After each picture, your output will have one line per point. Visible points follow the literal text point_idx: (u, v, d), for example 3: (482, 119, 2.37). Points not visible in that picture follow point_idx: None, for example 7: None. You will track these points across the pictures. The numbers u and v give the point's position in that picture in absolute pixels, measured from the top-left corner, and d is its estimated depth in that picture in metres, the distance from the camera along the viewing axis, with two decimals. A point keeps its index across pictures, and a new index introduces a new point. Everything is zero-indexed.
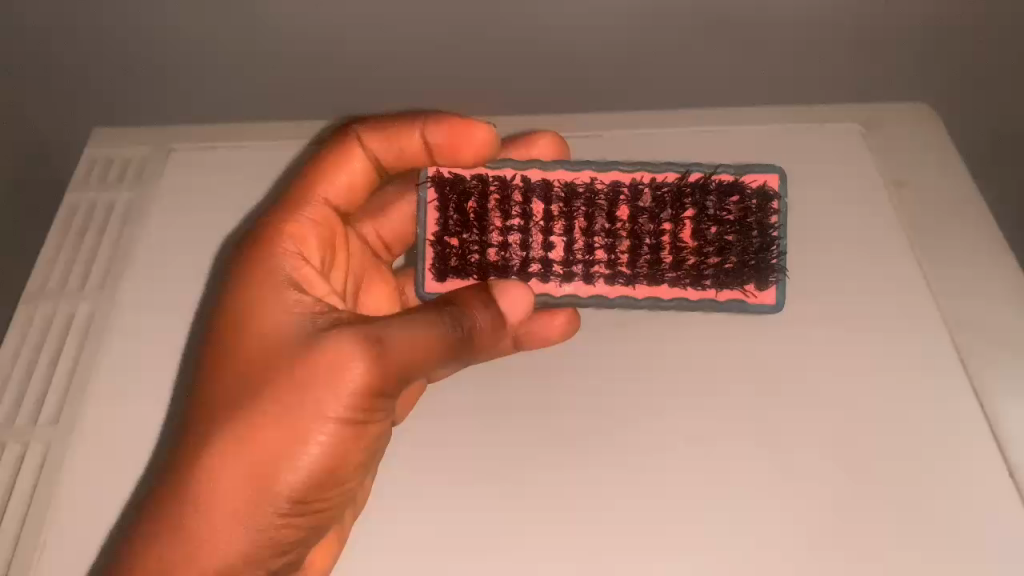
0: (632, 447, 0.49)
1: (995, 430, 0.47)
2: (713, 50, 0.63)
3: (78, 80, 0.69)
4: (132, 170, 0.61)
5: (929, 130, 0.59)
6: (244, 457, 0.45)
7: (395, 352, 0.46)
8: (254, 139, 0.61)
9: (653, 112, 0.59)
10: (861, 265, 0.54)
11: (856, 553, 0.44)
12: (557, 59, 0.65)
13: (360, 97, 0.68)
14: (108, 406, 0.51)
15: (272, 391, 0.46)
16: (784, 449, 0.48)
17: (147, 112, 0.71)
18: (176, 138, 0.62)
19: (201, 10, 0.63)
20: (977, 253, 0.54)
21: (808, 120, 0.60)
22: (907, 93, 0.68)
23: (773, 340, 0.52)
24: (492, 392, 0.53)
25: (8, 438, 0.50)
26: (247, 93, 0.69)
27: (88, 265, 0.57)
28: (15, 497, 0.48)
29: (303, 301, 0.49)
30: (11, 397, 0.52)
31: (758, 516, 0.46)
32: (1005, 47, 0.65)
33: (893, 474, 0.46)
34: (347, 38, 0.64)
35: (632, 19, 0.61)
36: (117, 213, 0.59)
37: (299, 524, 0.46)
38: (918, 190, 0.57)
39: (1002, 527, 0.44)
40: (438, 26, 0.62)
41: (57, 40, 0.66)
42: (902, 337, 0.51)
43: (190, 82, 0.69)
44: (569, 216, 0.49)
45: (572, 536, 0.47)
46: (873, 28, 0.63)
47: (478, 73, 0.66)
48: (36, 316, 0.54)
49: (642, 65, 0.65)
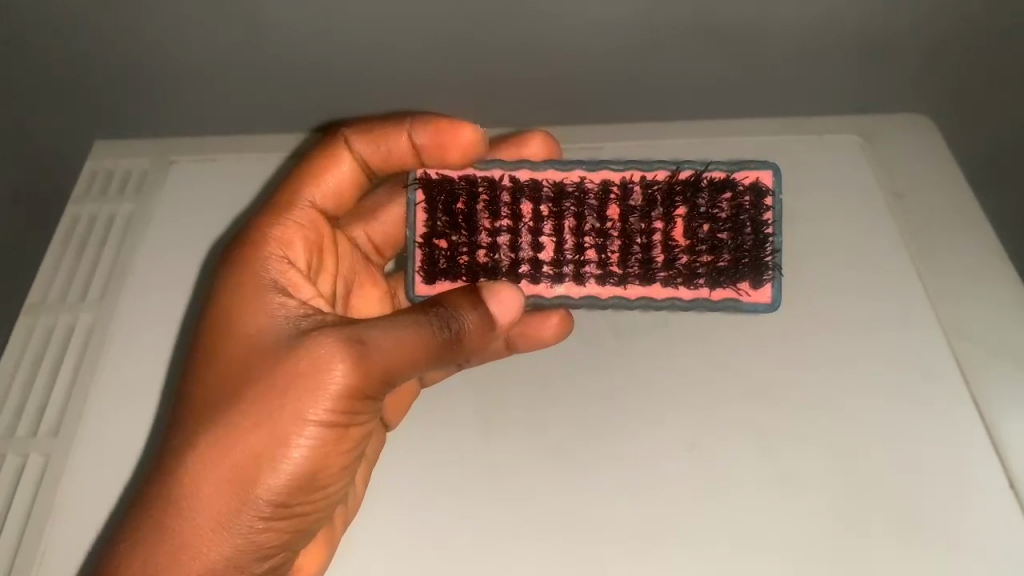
0: (637, 459, 0.52)
1: (996, 438, 0.52)
2: (652, 88, 0.73)
3: (110, 98, 0.76)
4: (133, 181, 0.69)
5: (876, 160, 0.65)
6: (226, 459, 0.42)
7: (377, 354, 0.43)
8: (227, 168, 0.69)
9: (654, 126, 0.67)
10: (849, 273, 0.60)
11: (862, 550, 0.48)
12: (555, 77, 0.72)
13: (397, 85, 0.73)
14: (107, 416, 0.57)
15: (250, 392, 0.43)
16: (766, 432, 0.53)
17: (194, 117, 0.77)
18: (173, 152, 0.70)
19: (178, 23, 0.69)
20: (953, 271, 0.59)
21: (770, 147, 0.66)
22: (842, 106, 0.74)
23: (764, 336, 0.57)
24: (488, 391, 0.56)
25: (11, 449, 0.56)
26: (313, 106, 0.75)
27: (87, 278, 0.64)
28: (13, 511, 0.54)
29: (288, 305, 0.46)
30: (11, 408, 0.58)
31: (746, 506, 0.50)
32: (949, 68, 0.71)
33: (892, 471, 0.51)
34: (378, 25, 0.68)
35: (588, 48, 0.70)
36: (119, 224, 0.66)
37: (280, 529, 0.43)
38: (915, 203, 0.63)
39: (1002, 529, 0.48)
40: (421, 22, 0.68)
41: (67, 63, 0.73)
42: (850, 344, 0.56)
43: (245, 100, 0.75)
44: (559, 217, 0.48)
45: (567, 548, 0.49)
46: (786, 81, 0.72)
47: (485, 86, 0.73)
48: (38, 325, 0.61)
49: (631, 94, 0.74)
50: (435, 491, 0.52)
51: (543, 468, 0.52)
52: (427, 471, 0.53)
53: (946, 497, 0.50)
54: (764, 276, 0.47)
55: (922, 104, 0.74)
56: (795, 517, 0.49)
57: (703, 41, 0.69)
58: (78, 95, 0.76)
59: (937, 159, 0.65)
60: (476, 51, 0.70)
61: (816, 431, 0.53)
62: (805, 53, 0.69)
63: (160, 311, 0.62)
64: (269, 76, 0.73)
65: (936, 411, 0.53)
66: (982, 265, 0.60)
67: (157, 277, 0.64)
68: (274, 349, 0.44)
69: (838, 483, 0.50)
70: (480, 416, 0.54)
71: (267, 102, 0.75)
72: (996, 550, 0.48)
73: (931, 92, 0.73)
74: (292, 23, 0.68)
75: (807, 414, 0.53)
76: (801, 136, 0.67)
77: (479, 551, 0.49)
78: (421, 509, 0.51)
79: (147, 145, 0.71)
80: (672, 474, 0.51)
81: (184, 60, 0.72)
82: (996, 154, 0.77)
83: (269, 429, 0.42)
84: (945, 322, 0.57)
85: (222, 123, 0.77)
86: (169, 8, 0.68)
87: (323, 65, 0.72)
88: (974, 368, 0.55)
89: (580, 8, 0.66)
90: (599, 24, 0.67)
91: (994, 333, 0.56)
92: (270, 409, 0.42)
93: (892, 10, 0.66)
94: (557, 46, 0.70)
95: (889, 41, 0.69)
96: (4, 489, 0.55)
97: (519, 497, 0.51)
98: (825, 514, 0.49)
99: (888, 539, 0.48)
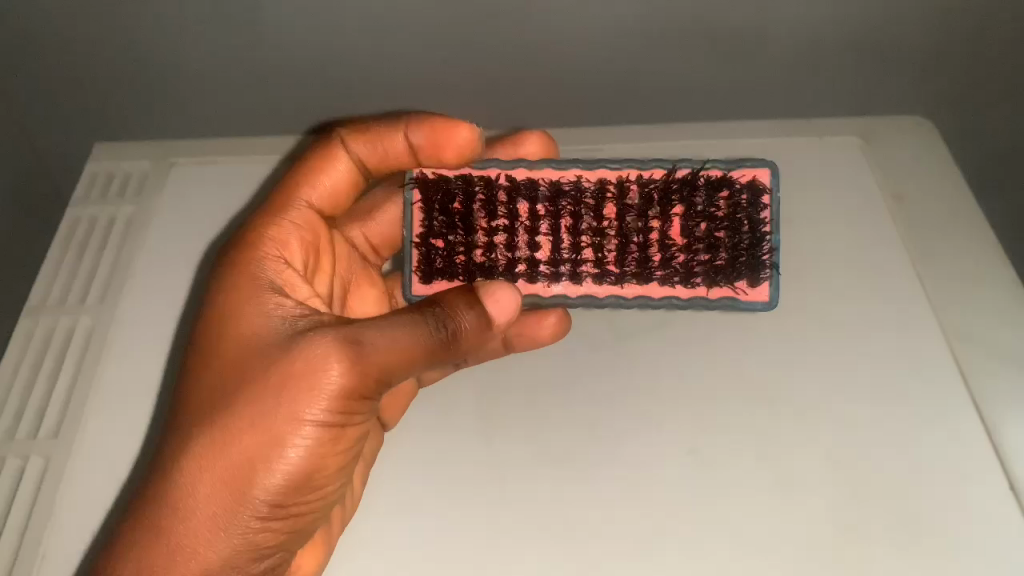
0: (636, 461, 0.52)
1: (996, 441, 0.52)
2: (651, 91, 0.73)
3: (111, 102, 0.76)
4: (133, 184, 0.69)
5: (874, 160, 0.66)
6: (222, 459, 0.42)
7: (374, 354, 0.42)
8: (226, 173, 0.69)
9: (652, 129, 0.67)
10: (849, 277, 0.60)
11: (863, 551, 0.48)
12: (554, 80, 0.72)
13: (395, 91, 0.73)
14: (107, 418, 0.57)
15: (246, 391, 0.42)
16: (767, 432, 0.53)
17: (194, 121, 0.77)
18: (174, 154, 0.70)
19: (178, 27, 0.69)
20: (952, 274, 0.59)
21: (769, 149, 0.66)
22: (840, 109, 0.74)
23: (763, 337, 0.57)
24: (487, 392, 0.56)
25: (11, 451, 0.56)
26: (312, 111, 0.75)
27: (87, 281, 0.64)
28: (13, 513, 0.53)
29: (284, 305, 0.46)
30: (11, 411, 0.58)
31: (746, 508, 0.50)
32: (947, 71, 0.71)
33: (892, 473, 0.51)
34: (376, 30, 0.68)
35: (587, 51, 0.70)
36: (119, 227, 0.66)
37: (277, 529, 0.43)
38: (913, 205, 0.63)
39: (1002, 532, 0.48)
40: (420, 27, 0.68)
41: (67, 66, 0.73)
42: (849, 345, 0.56)
43: (244, 105, 0.75)
44: (556, 216, 0.48)
45: (566, 551, 0.48)
46: (785, 84, 0.72)
47: (483, 89, 0.73)
48: (38, 327, 0.61)
49: (630, 97, 0.74)
50: (435, 494, 0.52)
51: (542, 470, 0.52)
52: (427, 471, 0.53)
53: (944, 496, 0.50)
54: (760, 275, 0.47)
55: (924, 106, 0.74)
56: (796, 517, 0.49)
57: (702, 43, 0.69)
58: (78, 99, 0.76)
59: (935, 162, 0.65)
60: (475, 56, 0.70)
61: (816, 430, 0.53)
62: (804, 56, 0.70)
63: (160, 313, 0.62)
64: (269, 79, 0.73)
65: (935, 414, 0.53)
66: (980, 266, 0.60)
67: (157, 280, 0.64)
68: (270, 349, 0.44)
69: (838, 483, 0.50)
70: (480, 416, 0.55)
71: (267, 107, 0.75)
72: (997, 552, 0.48)
73: (929, 95, 0.73)
74: (291, 28, 0.68)
75: (807, 416, 0.53)
76: (800, 138, 0.67)
77: (479, 554, 0.49)
78: (422, 510, 0.51)
79: (147, 148, 0.71)
80: (672, 476, 0.51)
81: (185, 63, 0.72)
82: (998, 156, 0.77)
83: (265, 429, 0.42)
84: (945, 326, 0.57)
85: (222, 127, 0.77)
86: (169, 10, 0.68)
87: (322, 70, 0.72)
88: (973, 371, 0.55)
89: (579, 12, 0.66)
90: (598, 26, 0.68)
91: (993, 336, 0.56)
92: (267, 409, 0.42)
93: (891, 11, 0.66)
94: (556, 49, 0.70)
95: (888, 45, 0.69)
96: (4, 491, 0.54)
97: (518, 499, 0.51)
98: (826, 514, 0.49)
99: (888, 540, 0.48)
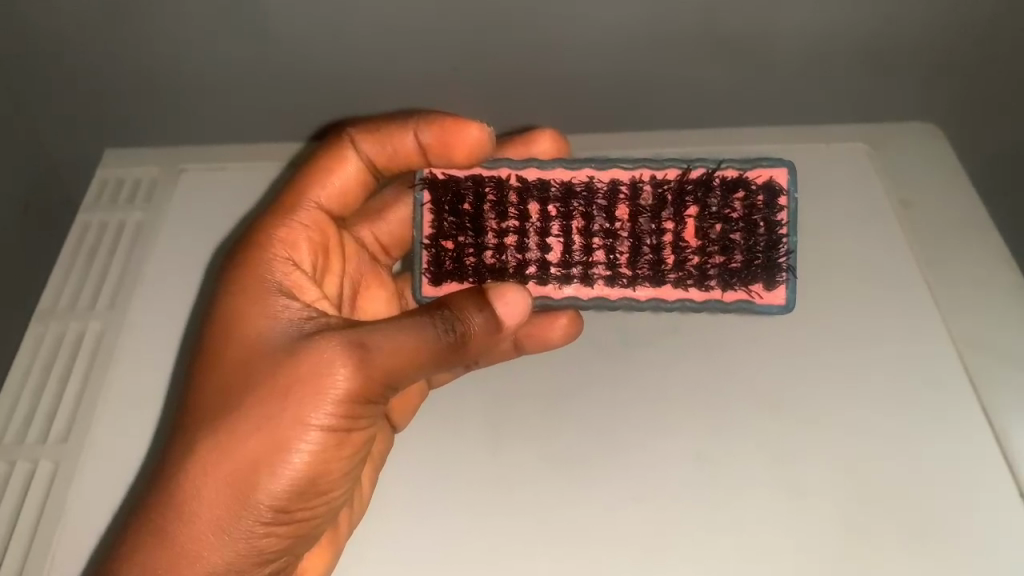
0: (643, 467, 0.51)
1: (1004, 446, 0.51)
2: (659, 100, 0.73)
3: (117, 109, 0.76)
4: (142, 190, 0.69)
5: (880, 167, 0.65)
6: (227, 462, 0.41)
7: (380, 359, 0.42)
8: (229, 175, 0.69)
9: (662, 136, 0.67)
10: (858, 284, 0.59)
11: (871, 557, 0.47)
12: (562, 87, 0.72)
13: (398, 95, 0.73)
14: (116, 423, 0.56)
15: (252, 395, 0.42)
16: (773, 435, 0.52)
17: (200, 129, 0.77)
18: (183, 159, 0.70)
19: (182, 33, 0.69)
20: (955, 280, 0.59)
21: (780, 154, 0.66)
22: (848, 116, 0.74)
23: (772, 343, 0.56)
24: (498, 403, 0.55)
25: (19, 455, 0.55)
26: (314, 116, 0.75)
27: (97, 286, 0.63)
28: (25, 514, 0.53)
29: (292, 307, 0.46)
30: (22, 415, 0.57)
31: (756, 517, 0.49)
32: (954, 76, 0.71)
33: (903, 479, 0.50)
34: (380, 32, 0.68)
35: (596, 57, 0.69)
36: (129, 231, 0.66)
37: (281, 534, 0.43)
38: (919, 211, 0.63)
39: (1011, 535, 0.48)
40: (422, 30, 0.68)
41: (73, 71, 0.73)
42: (859, 352, 0.56)
43: (249, 111, 0.75)
44: (567, 217, 0.47)
45: (571, 553, 0.48)
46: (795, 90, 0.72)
47: (490, 95, 0.73)
48: (48, 333, 0.60)
49: (640, 105, 0.73)
50: (442, 500, 0.51)
51: (544, 474, 0.51)
52: (434, 475, 0.52)
53: (951, 497, 0.49)
54: (777, 278, 0.47)
55: (931, 111, 0.73)
56: (807, 523, 0.48)
57: (710, 49, 0.68)
58: (82, 102, 0.76)
59: (941, 168, 0.65)
60: (479, 61, 0.70)
61: (824, 434, 0.52)
62: (812, 61, 0.69)
63: (168, 316, 0.61)
64: (273, 82, 0.73)
65: (944, 419, 0.52)
66: (986, 272, 0.59)
67: (165, 284, 0.63)
68: (277, 352, 0.43)
69: (847, 487, 0.50)
70: (490, 422, 0.54)
71: (270, 111, 0.75)
72: (1005, 556, 0.47)
73: (937, 102, 0.73)
74: (293, 29, 0.68)
75: (815, 422, 0.53)
76: (810, 145, 0.66)
77: (482, 559, 0.48)
78: (427, 514, 0.50)
79: (155, 152, 0.71)
80: (676, 476, 0.51)
81: (191, 65, 0.72)
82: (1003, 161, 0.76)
83: (270, 434, 0.41)
84: (951, 331, 0.56)
85: (227, 132, 0.77)
86: (173, 7, 0.67)
87: (324, 73, 0.71)
88: (980, 377, 0.54)
89: (584, 17, 0.66)
90: (604, 33, 0.67)
91: (1000, 342, 0.56)
92: (271, 414, 0.42)
93: (900, 14, 0.66)
94: (562, 56, 0.69)
95: (895, 50, 0.68)
96: (15, 494, 0.54)
97: (521, 503, 0.50)
98: (835, 518, 0.49)
99: (898, 546, 0.48)
